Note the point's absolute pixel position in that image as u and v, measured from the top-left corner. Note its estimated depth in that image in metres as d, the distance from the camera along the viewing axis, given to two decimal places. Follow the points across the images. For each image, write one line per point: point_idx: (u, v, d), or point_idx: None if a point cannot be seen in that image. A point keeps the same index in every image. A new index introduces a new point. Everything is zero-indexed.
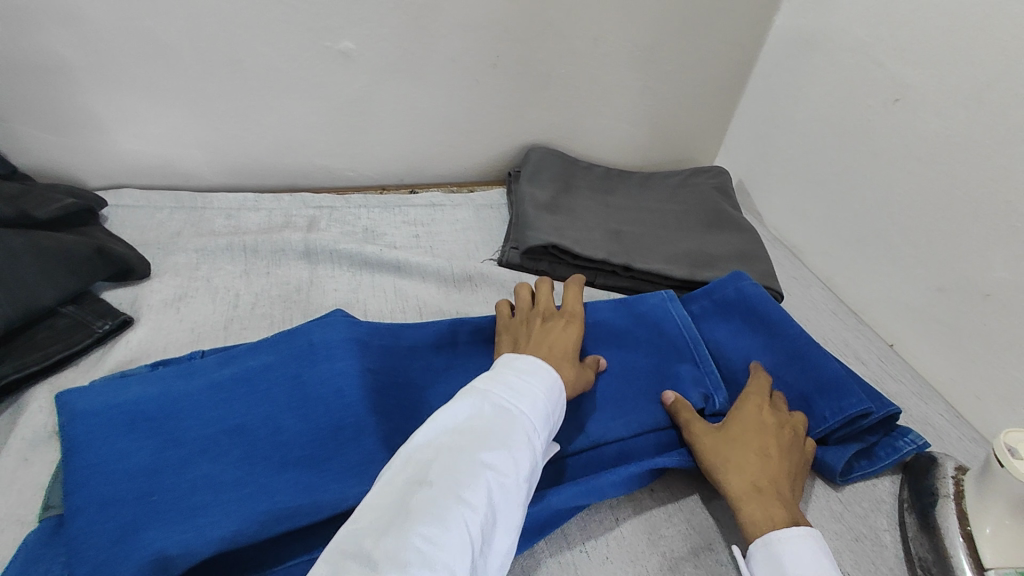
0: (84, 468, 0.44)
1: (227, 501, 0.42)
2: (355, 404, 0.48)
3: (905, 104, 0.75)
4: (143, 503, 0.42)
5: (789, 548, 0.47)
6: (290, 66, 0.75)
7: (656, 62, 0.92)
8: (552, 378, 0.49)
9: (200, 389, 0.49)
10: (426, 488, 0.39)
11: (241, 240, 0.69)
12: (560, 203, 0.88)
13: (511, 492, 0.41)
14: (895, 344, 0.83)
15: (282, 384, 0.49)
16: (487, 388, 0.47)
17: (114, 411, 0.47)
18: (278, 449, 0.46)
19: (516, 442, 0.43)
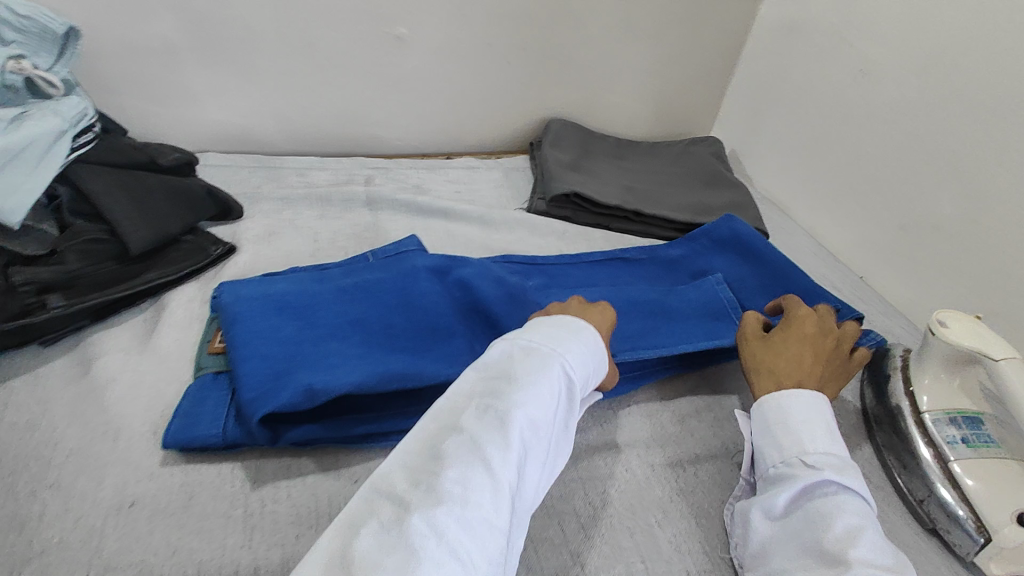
0: (244, 333, 0.59)
1: (352, 361, 0.57)
2: (443, 308, 0.64)
3: (868, 74, 0.89)
4: (287, 360, 0.57)
5: (775, 406, 0.56)
6: (352, 46, 0.91)
7: (663, 41, 1.06)
8: (586, 332, 0.54)
9: (326, 291, 0.65)
10: (457, 434, 0.43)
11: (316, 192, 0.88)
12: (581, 163, 1.00)
13: (541, 432, 0.45)
14: (865, 277, 0.93)
15: (391, 290, 0.65)
16: (516, 339, 0.51)
17: (264, 301, 0.63)
18: (387, 337, 0.61)
19: (544, 385, 0.47)
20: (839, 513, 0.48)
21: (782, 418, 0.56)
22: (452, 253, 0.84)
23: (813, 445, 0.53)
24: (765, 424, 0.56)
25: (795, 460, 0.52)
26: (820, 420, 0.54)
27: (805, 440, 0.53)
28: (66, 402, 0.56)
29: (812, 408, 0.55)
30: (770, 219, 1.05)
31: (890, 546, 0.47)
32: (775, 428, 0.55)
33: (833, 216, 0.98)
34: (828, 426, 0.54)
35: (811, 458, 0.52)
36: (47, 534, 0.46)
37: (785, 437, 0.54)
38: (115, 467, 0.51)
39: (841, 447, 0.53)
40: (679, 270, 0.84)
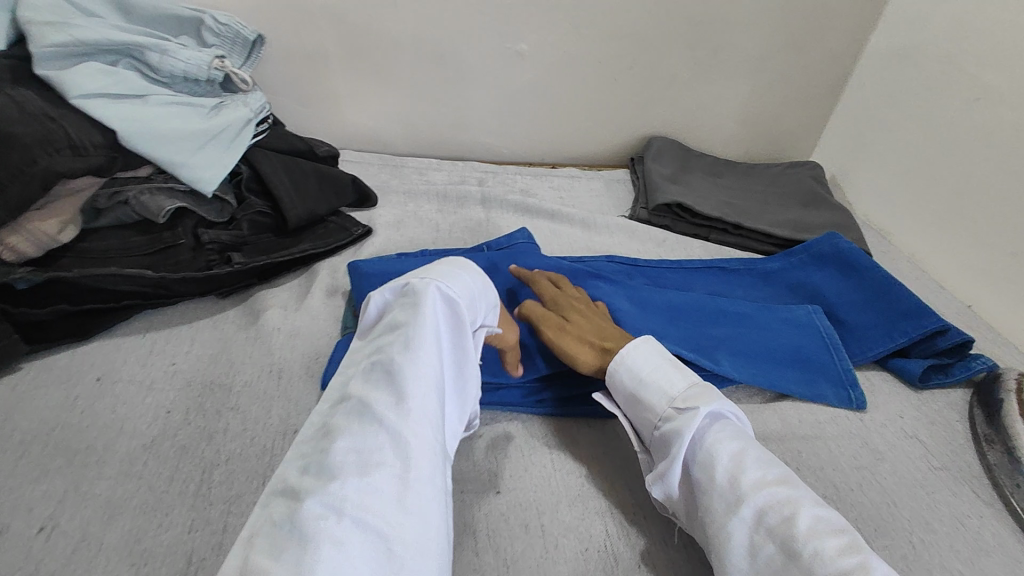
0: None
1: None
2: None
3: (985, 101, 0.89)
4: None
5: (630, 358, 0.57)
6: (478, 60, 1.01)
7: (767, 67, 1.10)
8: (470, 267, 0.55)
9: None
10: (346, 405, 0.43)
11: (436, 189, 0.97)
12: (680, 177, 1.05)
13: (435, 370, 0.45)
14: (973, 305, 0.91)
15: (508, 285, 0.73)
16: (394, 288, 0.51)
17: (397, 278, 0.71)
18: None
19: (426, 322, 0.47)
20: (723, 444, 0.49)
21: (627, 372, 0.57)
22: (560, 251, 0.90)
23: (674, 388, 0.54)
24: (632, 378, 0.56)
25: (669, 411, 0.53)
26: (663, 362, 0.56)
27: (665, 388, 0.54)
28: (239, 343, 0.65)
29: (650, 352, 0.57)
30: (871, 243, 1.05)
31: (772, 460, 0.48)
32: (633, 384, 0.56)
33: (940, 243, 0.97)
34: (674, 364, 0.56)
35: (681, 403, 0.53)
36: (229, 446, 0.54)
37: (646, 390, 0.55)
38: (279, 399, 0.59)
39: (693, 381, 0.55)
40: (776, 280, 0.87)
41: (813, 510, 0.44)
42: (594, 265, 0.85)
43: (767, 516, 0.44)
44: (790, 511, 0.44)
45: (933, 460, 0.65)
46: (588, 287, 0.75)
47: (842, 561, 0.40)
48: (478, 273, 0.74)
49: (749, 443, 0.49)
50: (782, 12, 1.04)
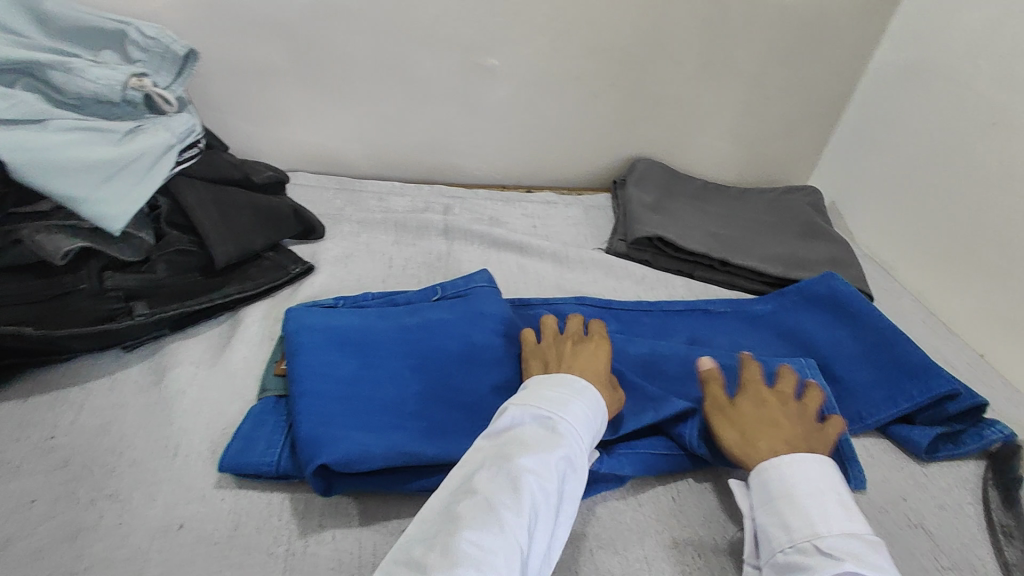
0: (306, 365, 0.59)
1: (405, 423, 0.56)
2: (510, 370, 0.63)
3: (1003, 127, 0.80)
4: (346, 404, 0.56)
5: (795, 472, 0.50)
6: (443, 75, 0.92)
7: (760, 85, 1.01)
8: (586, 388, 0.53)
9: (392, 330, 0.64)
10: (470, 497, 0.44)
11: (393, 218, 0.89)
12: (663, 205, 0.96)
13: (555, 497, 0.46)
14: (987, 354, 0.82)
15: (457, 340, 0.64)
16: (525, 403, 0.51)
17: (330, 331, 0.62)
18: (446, 392, 0.60)
19: (557, 448, 0.48)
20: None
21: (769, 484, 0.50)
22: (526, 290, 0.81)
23: (827, 526, 0.47)
24: (780, 494, 0.49)
25: (807, 544, 0.46)
26: (822, 492, 0.49)
27: (813, 521, 0.47)
28: (136, 410, 0.58)
29: (819, 476, 0.50)
30: (873, 279, 0.95)
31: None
32: (776, 501, 0.49)
33: (950, 282, 0.87)
34: (844, 502, 0.48)
35: (826, 544, 0.46)
36: (97, 548, 0.47)
37: (791, 513, 0.48)
38: (169, 484, 0.52)
39: (866, 529, 0.47)
40: (763, 325, 0.78)
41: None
42: (560, 308, 0.76)
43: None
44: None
45: (938, 556, 0.56)
46: None
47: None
48: (425, 324, 0.65)
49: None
50: (776, 26, 0.95)
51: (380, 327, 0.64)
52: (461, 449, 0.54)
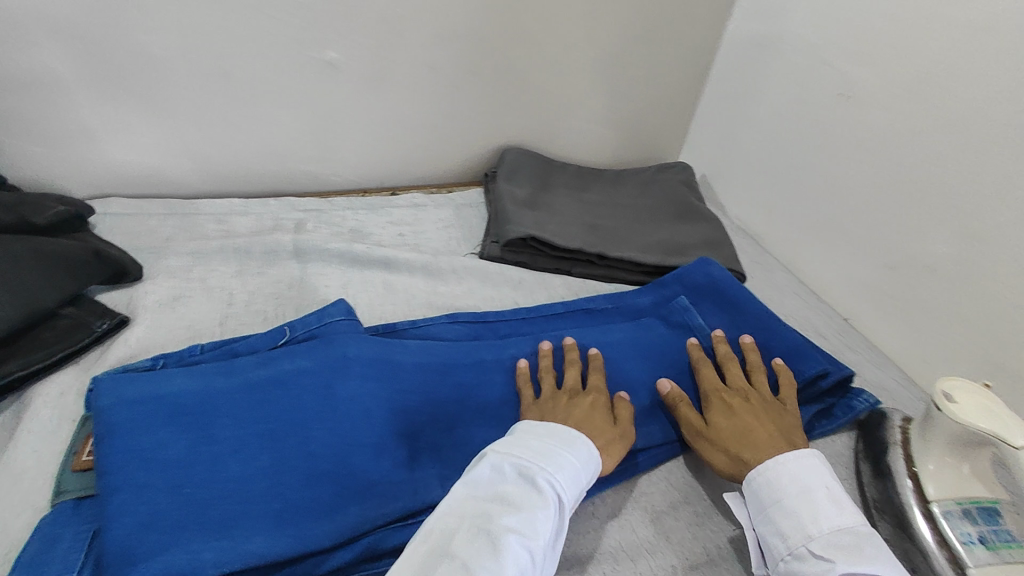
0: (123, 451, 0.48)
1: (253, 510, 0.47)
2: (381, 424, 0.54)
3: (850, 99, 0.78)
4: (175, 495, 0.46)
5: (784, 470, 0.52)
6: (272, 74, 0.80)
7: (623, 65, 0.98)
8: (579, 441, 0.51)
9: (237, 389, 0.54)
10: (449, 561, 0.41)
11: (233, 244, 0.77)
12: (537, 199, 0.90)
13: (541, 562, 0.43)
14: (850, 318, 0.82)
15: (315, 391, 0.55)
16: (507, 451, 0.49)
17: (156, 401, 0.52)
18: (305, 460, 0.50)
19: (542, 505, 0.45)
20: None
21: (768, 490, 0.51)
22: (394, 311, 0.74)
23: (817, 524, 0.48)
24: (775, 498, 0.51)
25: (803, 550, 0.47)
26: (816, 489, 0.50)
27: (804, 521, 0.49)
28: None
29: (809, 471, 0.52)
30: (745, 253, 0.96)
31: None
32: (772, 506, 0.51)
33: (811, 250, 0.87)
34: (833, 495, 0.50)
35: (817, 544, 0.47)
36: None
37: (788, 521, 0.49)
38: None
39: (852, 517, 0.48)
40: (649, 319, 0.75)
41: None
42: (431, 330, 0.69)
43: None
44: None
45: None
46: (422, 387, 0.59)
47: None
48: (279, 376, 0.56)
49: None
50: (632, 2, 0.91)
51: (221, 386, 0.54)
52: (321, 532, 0.46)
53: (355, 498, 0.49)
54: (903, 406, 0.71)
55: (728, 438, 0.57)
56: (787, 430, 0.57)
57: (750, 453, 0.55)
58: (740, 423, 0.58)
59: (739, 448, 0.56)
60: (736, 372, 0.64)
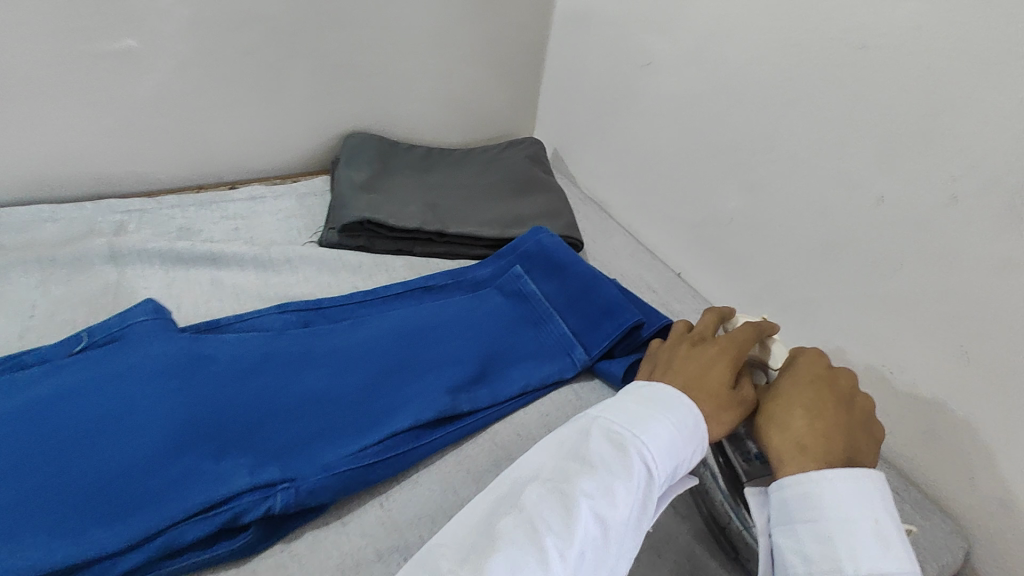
0: None
1: (29, 525, 0.45)
2: (182, 421, 0.53)
3: (654, 66, 0.85)
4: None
5: (828, 490, 0.44)
6: (61, 67, 0.74)
7: (456, 44, 0.99)
8: (680, 406, 0.50)
9: (14, 405, 0.51)
10: (515, 513, 0.44)
11: (34, 253, 0.71)
12: (378, 181, 0.90)
13: (616, 528, 0.44)
14: (681, 273, 0.89)
15: (109, 398, 0.53)
16: (607, 416, 0.50)
17: None
18: (94, 468, 0.48)
19: (628, 472, 0.46)
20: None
21: (805, 506, 0.45)
22: (222, 307, 0.71)
23: (855, 563, 0.41)
24: (810, 517, 0.44)
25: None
26: (859, 520, 0.43)
27: (841, 556, 0.42)
28: None
29: (860, 503, 0.44)
30: (590, 220, 1.01)
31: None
32: (804, 524, 0.44)
33: (644, 212, 0.94)
34: (880, 534, 0.42)
35: None
36: None
37: (814, 542, 0.43)
38: None
39: (895, 564, 0.41)
40: (486, 288, 0.77)
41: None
42: (258, 321, 0.67)
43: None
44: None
45: None
46: (235, 378, 0.58)
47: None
48: (68, 386, 0.53)
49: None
50: None
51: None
52: (105, 539, 0.45)
53: (144, 503, 0.48)
54: None
55: (780, 416, 0.51)
56: (852, 431, 0.50)
57: (797, 437, 0.49)
58: (799, 411, 0.51)
59: (786, 424, 0.50)
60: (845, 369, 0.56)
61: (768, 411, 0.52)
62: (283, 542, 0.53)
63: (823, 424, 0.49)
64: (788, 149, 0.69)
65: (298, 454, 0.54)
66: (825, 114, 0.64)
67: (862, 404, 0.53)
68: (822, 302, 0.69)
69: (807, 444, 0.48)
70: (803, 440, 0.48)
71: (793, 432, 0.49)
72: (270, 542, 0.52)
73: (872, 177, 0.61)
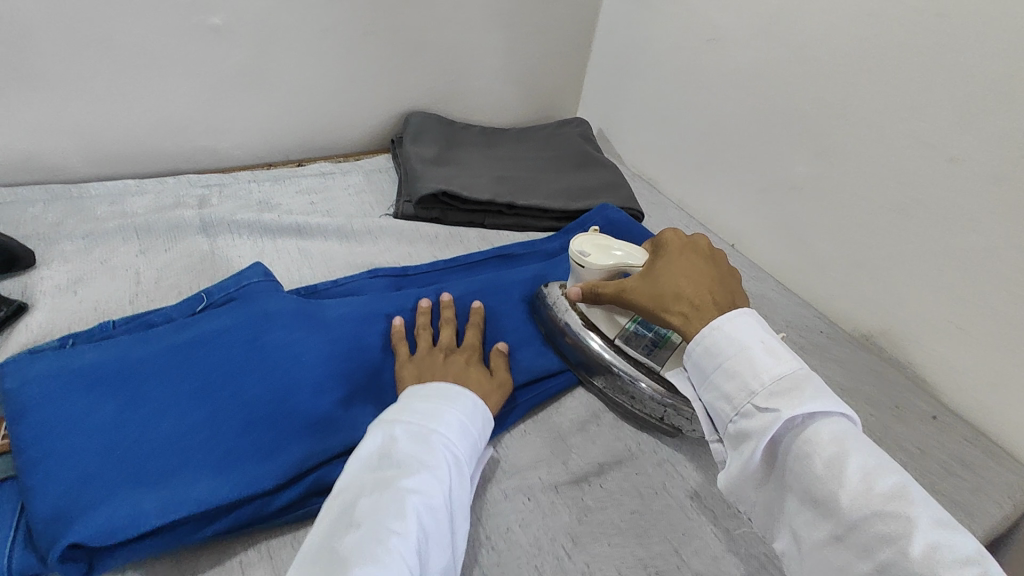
0: (43, 423, 0.47)
1: (194, 463, 0.48)
2: (313, 367, 0.56)
3: (717, 43, 0.88)
4: (105, 458, 0.46)
5: (723, 331, 0.48)
6: (155, 43, 0.77)
7: (515, 25, 1.01)
8: (460, 395, 0.52)
9: (155, 355, 0.53)
10: (355, 529, 0.40)
11: (131, 223, 0.74)
12: (445, 157, 0.93)
13: (444, 512, 0.43)
14: (736, 244, 0.93)
15: (240, 347, 0.55)
16: (396, 418, 0.48)
17: (71, 373, 0.51)
18: (241, 410, 0.52)
19: (435, 464, 0.45)
20: (849, 471, 0.40)
21: (708, 358, 0.48)
22: (314, 274, 0.74)
23: (757, 379, 0.45)
24: (714, 362, 0.48)
25: (749, 408, 0.45)
26: (751, 346, 0.47)
27: (749, 378, 0.45)
28: None
29: (747, 331, 0.48)
30: (643, 196, 1.03)
31: (926, 502, 0.38)
32: (713, 373, 0.47)
33: (697, 185, 0.97)
34: (769, 349, 0.46)
35: (761, 398, 0.44)
36: None
37: (728, 381, 0.46)
38: None
39: (790, 365, 0.45)
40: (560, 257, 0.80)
41: (936, 542, 0.36)
42: (353, 286, 0.70)
43: (891, 565, 0.37)
44: (965, 568, 0.35)
45: None
46: (352, 331, 0.61)
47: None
48: (201, 335, 0.56)
49: (868, 462, 0.40)
50: None
51: (140, 352, 0.53)
52: (264, 473, 0.48)
53: (294, 440, 0.51)
54: (785, 311, 0.81)
55: (667, 280, 0.55)
56: (720, 283, 0.55)
57: (684, 301, 0.53)
58: (686, 272, 0.55)
59: (672, 295, 0.54)
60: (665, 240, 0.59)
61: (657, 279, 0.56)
62: None
63: (700, 284, 0.54)
64: (857, 116, 0.72)
65: None
66: (899, 80, 0.67)
67: (717, 257, 0.59)
68: (889, 264, 0.72)
69: (688, 296, 0.53)
70: (684, 294, 0.53)
71: (675, 289, 0.54)
72: None
73: (945, 139, 0.64)
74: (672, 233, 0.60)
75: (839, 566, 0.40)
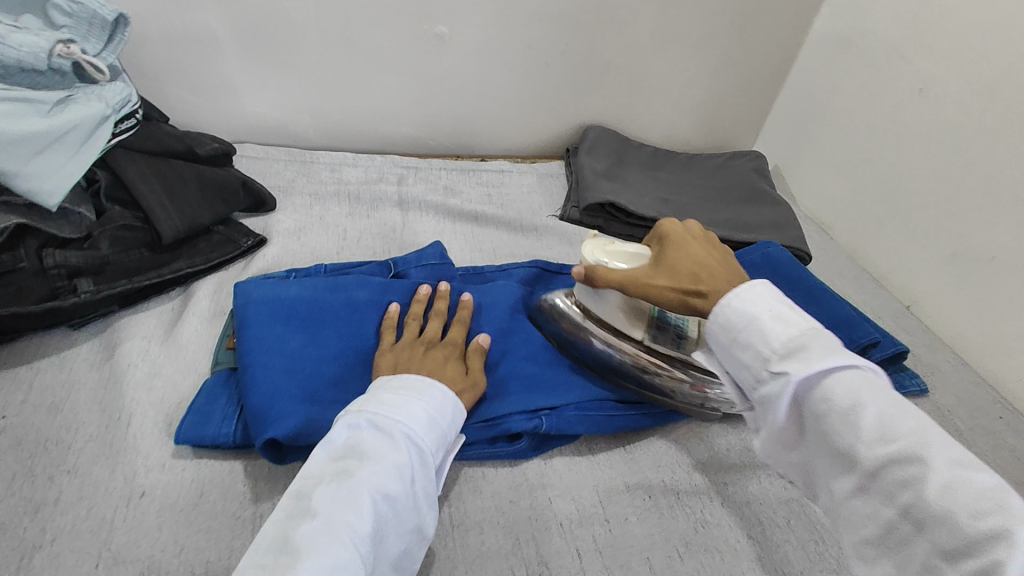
0: (254, 338, 0.58)
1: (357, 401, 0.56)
2: None
3: (929, 93, 0.83)
4: (291, 377, 0.56)
5: (738, 301, 0.45)
6: (392, 44, 0.90)
7: (705, 55, 1.03)
8: (432, 388, 0.52)
9: (342, 303, 0.64)
10: (309, 519, 0.41)
11: (346, 190, 0.88)
12: (614, 172, 0.98)
13: (402, 502, 0.44)
14: (911, 306, 0.86)
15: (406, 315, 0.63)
16: (361, 408, 0.49)
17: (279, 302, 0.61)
18: None
19: (396, 455, 0.46)
20: (866, 421, 0.37)
21: (726, 333, 0.45)
22: (483, 259, 0.83)
23: (769, 344, 0.42)
24: (729, 330, 0.45)
25: (767, 373, 0.42)
26: (756, 314, 0.44)
27: (763, 341, 0.43)
28: (89, 387, 0.58)
29: (758, 301, 0.45)
30: (811, 240, 1.00)
31: (948, 444, 0.35)
32: (730, 347, 0.45)
33: (875, 236, 0.92)
34: (779, 315, 0.43)
35: (778, 361, 0.41)
36: (59, 522, 0.48)
37: (745, 351, 0.44)
38: (126, 455, 0.53)
39: (800, 328, 0.42)
40: None
41: (955, 481, 0.33)
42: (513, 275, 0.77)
43: (913, 508, 0.34)
44: (988, 507, 0.32)
45: None
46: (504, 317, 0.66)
47: (985, 526, 0.31)
48: (377, 298, 0.65)
49: (889, 410, 0.37)
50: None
51: (329, 299, 0.63)
52: None
53: None
54: (958, 386, 0.75)
55: (684, 262, 0.53)
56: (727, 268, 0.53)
57: (705, 280, 0.50)
58: (695, 254, 0.53)
59: (691, 279, 0.51)
60: (672, 223, 0.57)
61: (671, 264, 0.54)
62: (546, 456, 0.59)
63: (715, 268, 0.52)
64: None
65: (551, 386, 0.61)
66: None
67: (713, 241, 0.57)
68: None
69: (704, 276, 0.51)
70: (699, 273, 0.51)
71: (692, 270, 0.52)
72: (537, 452, 0.59)
73: None
74: (669, 220, 0.58)
75: (866, 517, 0.37)
